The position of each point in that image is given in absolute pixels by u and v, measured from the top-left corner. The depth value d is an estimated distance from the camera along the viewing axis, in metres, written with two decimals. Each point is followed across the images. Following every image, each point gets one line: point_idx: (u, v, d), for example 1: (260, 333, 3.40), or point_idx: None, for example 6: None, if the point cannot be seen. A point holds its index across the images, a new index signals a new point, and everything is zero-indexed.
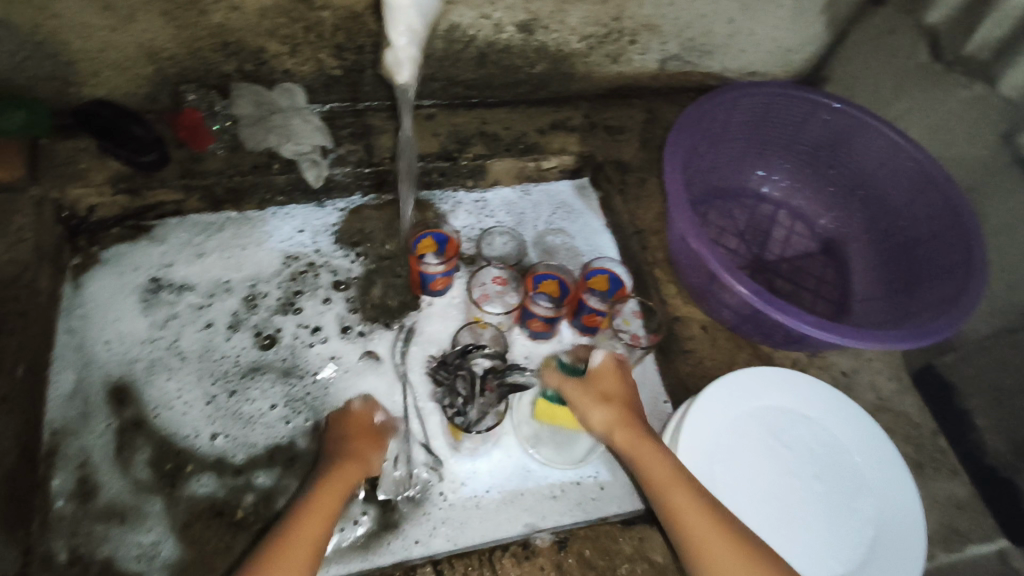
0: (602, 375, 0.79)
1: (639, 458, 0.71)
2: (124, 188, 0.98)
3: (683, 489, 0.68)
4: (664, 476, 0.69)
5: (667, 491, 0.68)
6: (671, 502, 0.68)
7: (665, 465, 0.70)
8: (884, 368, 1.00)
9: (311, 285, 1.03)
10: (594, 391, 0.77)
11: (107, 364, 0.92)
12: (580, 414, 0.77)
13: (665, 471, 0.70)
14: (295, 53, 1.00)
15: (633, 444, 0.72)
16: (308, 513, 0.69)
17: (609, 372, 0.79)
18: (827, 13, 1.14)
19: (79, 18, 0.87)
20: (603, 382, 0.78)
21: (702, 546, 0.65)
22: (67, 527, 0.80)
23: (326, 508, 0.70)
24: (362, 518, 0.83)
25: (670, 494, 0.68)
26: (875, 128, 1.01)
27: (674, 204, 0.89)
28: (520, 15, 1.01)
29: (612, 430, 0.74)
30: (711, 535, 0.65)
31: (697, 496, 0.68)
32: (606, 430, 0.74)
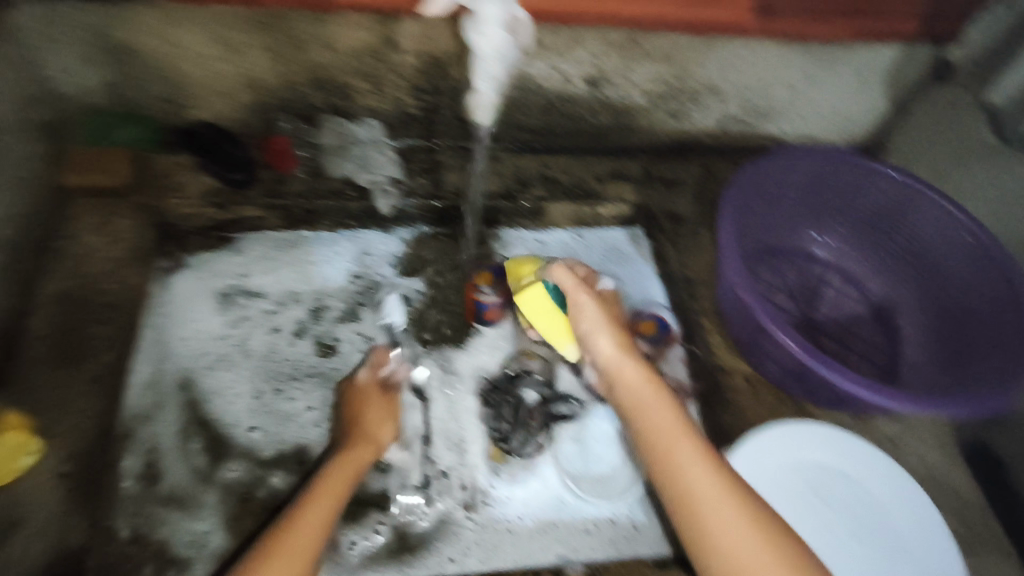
0: (605, 305, 0.79)
1: (642, 404, 0.71)
2: (214, 202, 1.08)
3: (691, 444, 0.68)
4: (670, 427, 0.69)
5: (672, 442, 0.68)
6: (678, 457, 0.67)
7: (671, 415, 0.70)
8: (931, 438, 0.99)
9: (371, 302, 1.10)
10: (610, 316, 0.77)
11: (183, 358, 1.00)
12: (587, 332, 0.76)
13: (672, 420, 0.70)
14: (379, 91, 1.09)
15: (638, 383, 0.72)
16: (325, 483, 0.77)
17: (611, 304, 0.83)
18: (886, 85, 1.18)
19: (197, 49, 0.98)
20: (607, 305, 0.80)
21: (707, 509, 0.64)
22: (131, 506, 0.85)
23: (343, 476, 0.79)
24: (380, 528, 0.87)
25: (677, 449, 0.67)
26: (933, 200, 1.03)
27: (727, 256, 0.92)
28: (589, 70, 1.08)
29: (620, 361, 0.74)
30: (717, 495, 0.64)
31: (702, 450, 0.67)
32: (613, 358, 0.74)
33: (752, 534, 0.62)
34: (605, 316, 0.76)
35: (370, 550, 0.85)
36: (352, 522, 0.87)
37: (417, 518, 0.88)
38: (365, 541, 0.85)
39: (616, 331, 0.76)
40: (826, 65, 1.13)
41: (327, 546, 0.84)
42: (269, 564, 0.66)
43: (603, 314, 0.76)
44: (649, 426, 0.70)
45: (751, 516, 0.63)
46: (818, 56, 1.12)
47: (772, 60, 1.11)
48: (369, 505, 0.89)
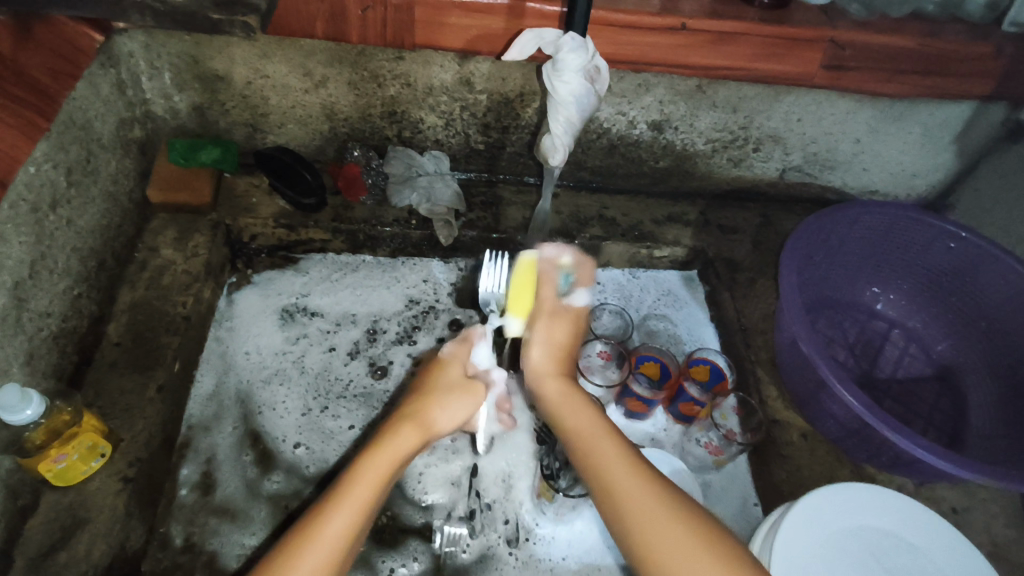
0: (559, 315, 0.82)
1: (569, 408, 0.74)
2: (284, 224, 1.11)
3: (605, 436, 0.69)
4: (587, 424, 0.71)
5: (589, 438, 0.69)
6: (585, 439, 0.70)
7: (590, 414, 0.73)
8: (1000, 513, 0.94)
9: (425, 329, 1.12)
10: (546, 332, 0.81)
11: (242, 370, 1.03)
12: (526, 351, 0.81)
13: (589, 418, 0.72)
14: (449, 126, 1.13)
15: (561, 397, 0.76)
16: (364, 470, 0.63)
17: (565, 317, 0.82)
18: (955, 144, 1.18)
19: (283, 80, 1.05)
20: (559, 320, 0.82)
21: (628, 499, 0.63)
22: (186, 514, 0.87)
23: (380, 469, 0.63)
24: (418, 555, 0.87)
25: (593, 444, 0.69)
26: (1005, 262, 1.00)
27: (789, 309, 0.91)
28: (654, 115, 1.10)
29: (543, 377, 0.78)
30: (632, 480, 0.64)
31: (618, 440, 0.69)
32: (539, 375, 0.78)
33: (671, 518, 0.61)
34: (543, 329, 0.81)
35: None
36: (389, 549, 0.87)
37: (455, 551, 0.88)
38: (402, 567, 0.86)
39: (554, 347, 0.80)
40: (894, 122, 1.14)
41: (366, 571, 0.85)
42: None
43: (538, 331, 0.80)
44: (572, 431, 0.71)
45: (671, 500, 0.62)
46: (886, 112, 1.12)
47: (840, 114, 1.12)
48: (412, 533, 0.89)
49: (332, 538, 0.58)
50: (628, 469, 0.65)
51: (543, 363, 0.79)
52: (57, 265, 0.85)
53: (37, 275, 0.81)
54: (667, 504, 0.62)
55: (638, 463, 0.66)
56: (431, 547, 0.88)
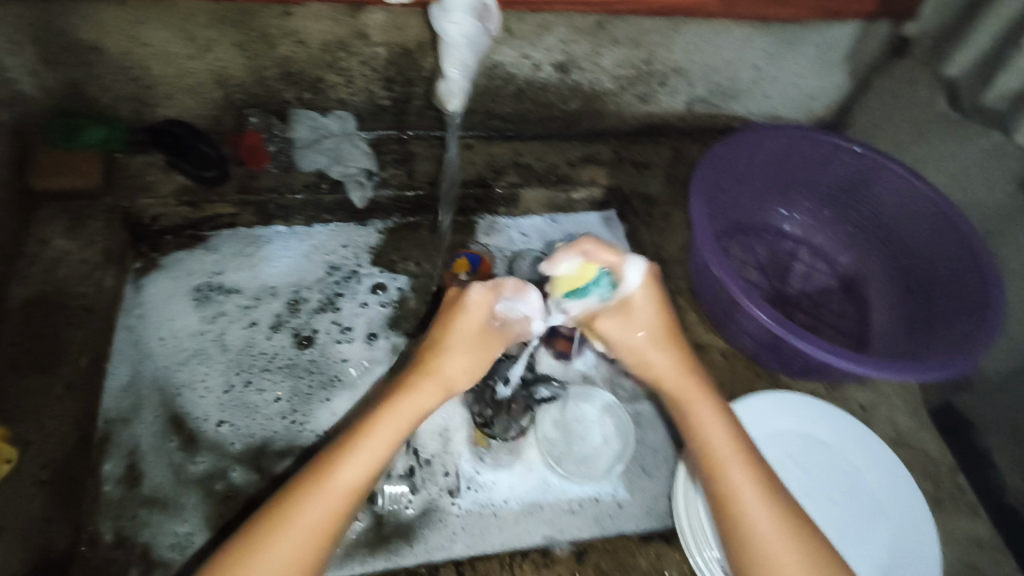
0: (637, 311, 0.76)
1: (689, 410, 0.75)
2: (187, 201, 1.07)
3: (732, 446, 0.73)
4: (718, 437, 0.73)
5: (726, 461, 0.72)
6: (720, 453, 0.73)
7: (718, 422, 0.74)
8: (902, 404, 1.02)
9: (349, 293, 1.10)
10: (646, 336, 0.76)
11: (158, 356, 0.99)
12: (625, 352, 0.77)
13: (720, 430, 0.74)
14: (350, 84, 1.09)
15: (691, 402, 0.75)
16: (377, 429, 0.70)
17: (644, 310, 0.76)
18: (847, 64, 1.22)
19: (163, 46, 0.98)
20: (636, 316, 0.76)
21: (747, 507, 0.69)
22: (114, 510, 0.85)
23: (393, 427, 0.70)
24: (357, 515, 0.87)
25: (722, 456, 0.73)
26: (895, 171, 1.06)
27: (698, 235, 0.94)
28: (558, 56, 1.10)
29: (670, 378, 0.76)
30: (753, 493, 0.70)
31: (752, 465, 0.72)
32: (664, 378, 0.76)
33: (775, 520, 0.69)
34: (635, 329, 0.76)
35: (348, 539, 0.85)
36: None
37: (393, 506, 0.89)
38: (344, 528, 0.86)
39: (657, 349, 0.76)
40: (790, 46, 1.17)
41: None
42: (265, 528, 0.65)
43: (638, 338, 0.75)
44: (692, 430, 0.75)
45: (778, 505, 0.70)
46: (781, 37, 1.15)
47: (738, 42, 1.14)
48: None
49: (345, 484, 0.67)
50: (755, 486, 0.71)
51: (663, 367, 0.76)
52: None
53: None
54: (773, 509, 0.69)
55: (775, 493, 0.71)
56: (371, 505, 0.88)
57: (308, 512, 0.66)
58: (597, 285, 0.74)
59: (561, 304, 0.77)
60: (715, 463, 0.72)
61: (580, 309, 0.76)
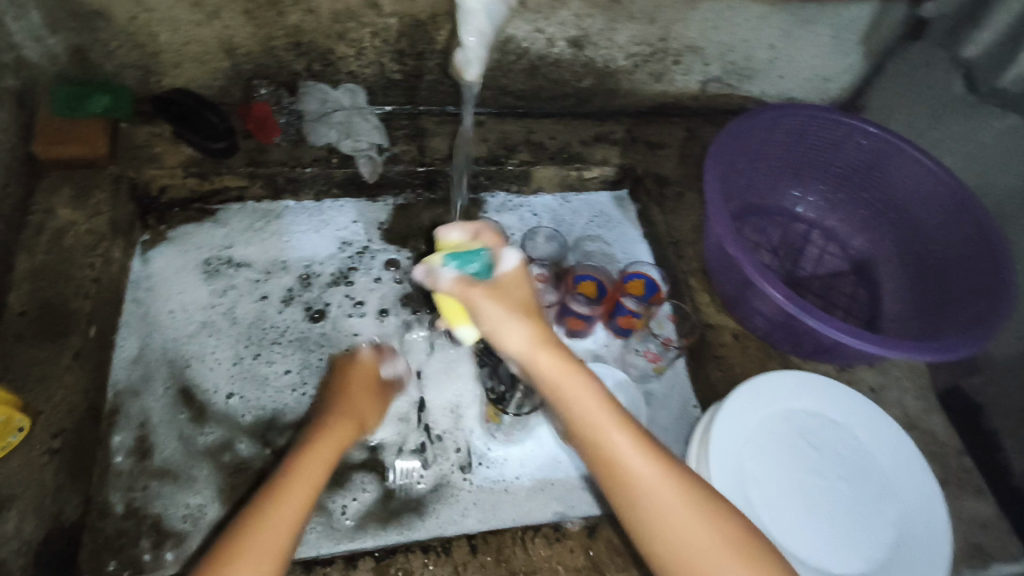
0: (510, 288, 0.67)
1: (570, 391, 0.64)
2: (194, 172, 1.04)
3: (617, 425, 0.64)
4: (605, 420, 0.64)
5: (608, 436, 0.63)
6: (604, 431, 0.63)
7: (597, 399, 0.65)
8: (912, 387, 1.02)
9: (361, 269, 1.09)
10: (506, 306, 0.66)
11: (168, 329, 0.98)
12: (496, 332, 0.65)
13: (603, 413, 0.64)
14: (361, 55, 1.07)
15: (560, 372, 0.64)
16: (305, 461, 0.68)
17: (511, 286, 0.68)
18: (862, 45, 1.21)
19: (171, 13, 0.96)
20: (507, 294, 0.67)
21: (648, 493, 0.62)
22: (125, 481, 0.85)
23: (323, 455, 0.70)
24: (367, 487, 0.88)
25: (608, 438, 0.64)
26: (910, 154, 1.05)
27: (714, 214, 0.94)
28: (572, 31, 1.08)
29: (536, 353, 0.65)
30: (649, 473, 0.62)
31: (638, 436, 0.64)
32: (529, 353, 0.65)
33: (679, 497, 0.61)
34: (506, 305, 0.66)
35: (360, 510, 0.86)
36: (336, 488, 0.87)
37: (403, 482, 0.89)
38: (354, 502, 0.86)
39: (530, 324, 0.66)
40: (806, 25, 1.15)
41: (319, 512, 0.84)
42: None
43: (503, 310, 0.65)
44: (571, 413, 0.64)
45: (675, 478, 0.62)
46: (798, 16, 1.13)
47: (754, 19, 1.13)
48: (365, 468, 0.89)
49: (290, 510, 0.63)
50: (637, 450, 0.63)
51: (523, 343, 0.65)
52: None
53: None
54: (677, 486, 0.62)
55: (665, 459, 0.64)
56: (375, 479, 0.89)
57: (256, 551, 0.59)
58: (480, 261, 0.67)
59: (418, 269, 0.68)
60: (603, 448, 0.63)
61: (450, 278, 0.65)
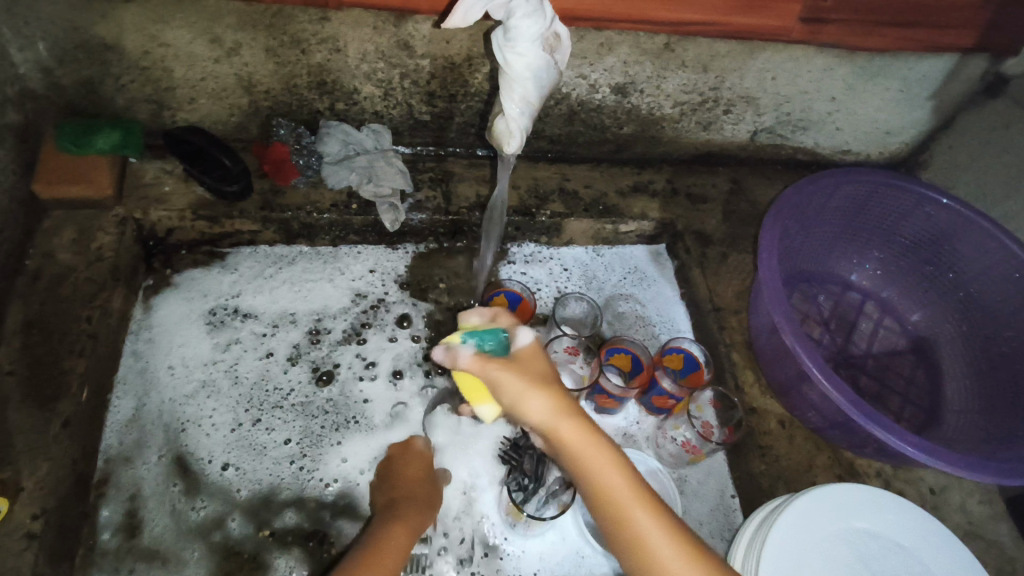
0: (528, 359, 0.62)
1: (590, 466, 0.57)
2: (204, 216, 0.97)
3: (640, 500, 0.57)
4: (629, 496, 0.57)
5: (633, 518, 0.56)
6: (628, 513, 0.56)
7: (620, 473, 0.57)
8: (976, 490, 0.92)
9: (375, 325, 1.02)
10: (527, 375, 0.60)
11: (166, 388, 0.91)
12: (513, 402, 0.59)
13: (626, 486, 0.57)
14: (388, 96, 1.00)
15: (582, 445, 0.57)
16: (391, 536, 0.72)
17: (533, 357, 0.62)
18: (932, 100, 1.11)
19: (187, 48, 0.89)
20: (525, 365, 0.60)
21: None
22: (111, 562, 0.78)
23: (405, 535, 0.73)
24: None
25: (629, 516, 0.56)
26: (987, 231, 0.95)
27: (770, 295, 0.84)
28: (618, 78, 0.99)
29: (557, 424, 0.58)
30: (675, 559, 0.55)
31: (666, 520, 0.56)
32: (549, 425, 0.58)
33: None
34: (524, 376, 0.59)
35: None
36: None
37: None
38: None
39: (549, 394, 0.59)
40: (873, 77, 1.05)
41: None
42: None
43: (523, 378, 0.59)
44: (589, 488, 0.58)
45: (704, 565, 0.55)
46: (865, 68, 1.03)
47: (817, 71, 1.03)
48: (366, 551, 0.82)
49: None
50: (666, 535, 0.56)
51: (540, 414, 0.58)
52: None
53: None
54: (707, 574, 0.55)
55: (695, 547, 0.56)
56: None
57: None
58: (494, 342, 0.63)
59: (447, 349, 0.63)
60: (628, 529, 0.56)
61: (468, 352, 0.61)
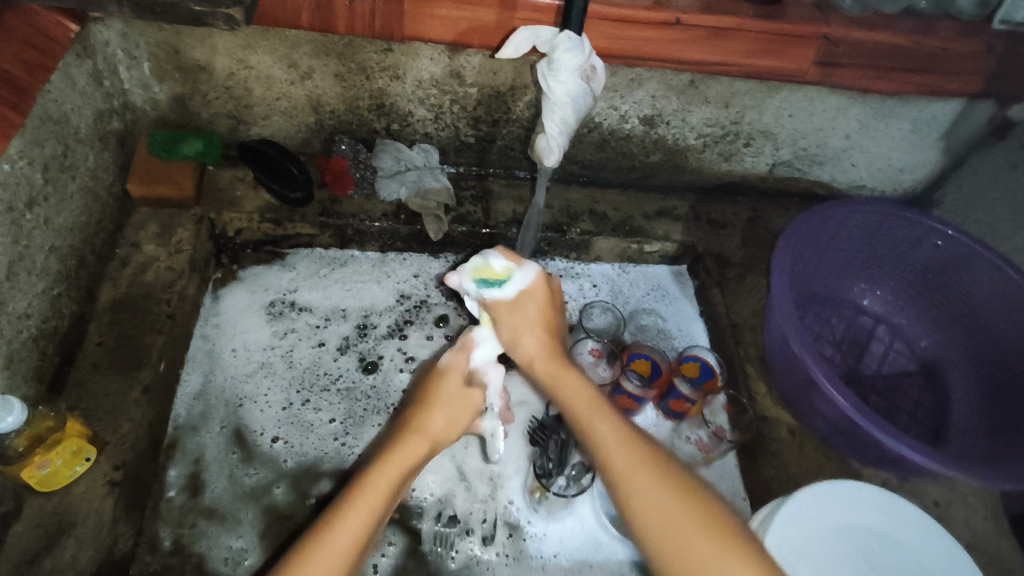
0: (529, 300, 0.76)
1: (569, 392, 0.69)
2: (270, 218, 1.09)
3: (600, 412, 0.67)
4: (590, 407, 0.67)
5: (595, 424, 0.66)
6: (589, 421, 0.66)
7: (584, 391, 0.69)
8: (980, 506, 0.96)
9: (417, 323, 1.11)
10: (518, 313, 0.75)
11: (229, 367, 1.01)
12: (509, 338, 0.76)
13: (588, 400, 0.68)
14: (438, 119, 1.11)
15: (557, 373, 0.71)
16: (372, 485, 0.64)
17: (534, 298, 0.76)
18: (942, 141, 1.19)
19: (268, 71, 1.02)
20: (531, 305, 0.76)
21: (632, 480, 0.61)
22: (175, 516, 0.87)
23: (389, 482, 0.65)
24: (392, 540, 0.88)
25: (598, 429, 0.65)
26: (990, 261, 1.02)
27: (780, 307, 0.92)
28: (646, 110, 1.10)
29: (539, 359, 0.73)
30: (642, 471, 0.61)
31: (623, 428, 0.65)
32: (532, 358, 0.74)
33: (674, 496, 0.59)
34: (519, 317, 0.75)
35: (388, 568, 0.86)
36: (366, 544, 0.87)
37: (422, 549, 0.88)
38: (382, 558, 0.87)
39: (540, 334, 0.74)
40: (885, 118, 1.14)
41: None
42: None
43: (513, 319, 0.75)
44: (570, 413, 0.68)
45: (669, 475, 0.61)
46: (876, 109, 1.12)
47: (831, 110, 1.12)
48: (396, 522, 0.90)
49: (347, 535, 0.60)
50: (622, 439, 0.64)
51: (528, 348, 0.74)
52: (36, 265, 0.83)
53: (15, 276, 0.79)
54: (675, 488, 0.59)
55: (651, 452, 0.63)
56: (392, 536, 0.89)
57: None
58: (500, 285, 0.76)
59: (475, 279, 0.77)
60: (591, 434, 0.65)
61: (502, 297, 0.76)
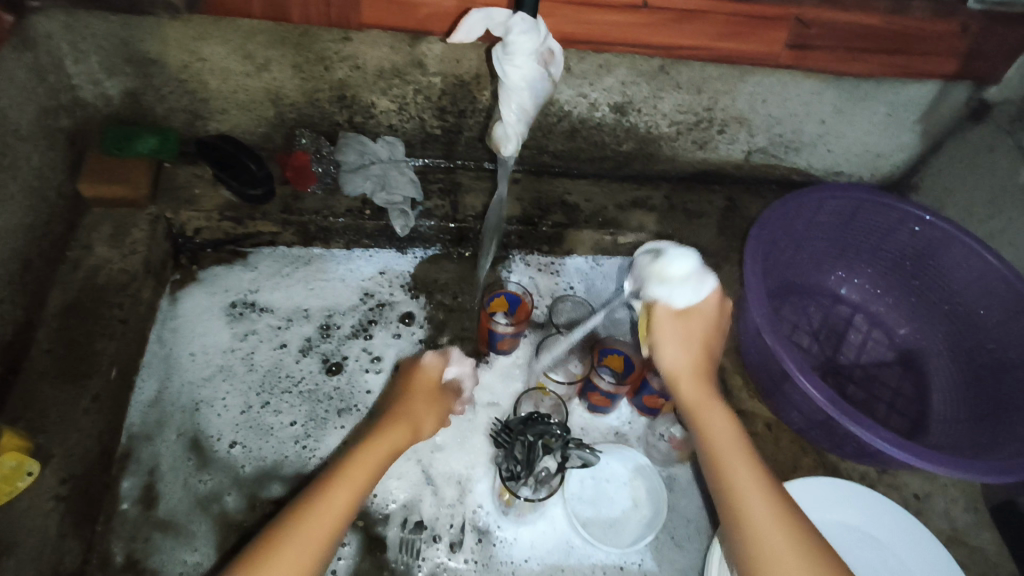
0: (694, 316, 0.67)
1: (711, 421, 0.66)
2: (230, 217, 1.05)
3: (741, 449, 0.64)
4: (730, 444, 0.64)
5: (733, 464, 0.63)
6: (723, 457, 0.64)
7: (728, 424, 0.65)
8: (960, 497, 0.94)
9: (382, 322, 1.08)
10: (682, 328, 0.67)
11: (187, 372, 0.98)
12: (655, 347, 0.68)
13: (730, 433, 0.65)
14: (402, 110, 1.08)
15: (699, 398, 0.66)
16: (357, 458, 0.67)
17: (701, 315, 0.68)
18: (919, 124, 1.16)
19: (222, 64, 0.98)
20: (701, 318, 0.67)
21: (762, 525, 0.60)
22: (128, 530, 0.84)
23: (372, 460, 0.67)
24: (348, 542, 0.86)
25: (739, 471, 0.63)
26: (966, 245, 0.99)
27: (753, 299, 0.89)
28: (616, 97, 1.06)
29: (685, 378, 0.67)
30: (777, 528, 0.60)
31: (760, 471, 0.63)
32: (674, 372, 0.67)
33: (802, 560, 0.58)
34: (683, 331, 0.67)
35: (345, 572, 0.84)
36: None
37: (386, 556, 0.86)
38: (340, 561, 0.84)
39: (698, 347, 0.67)
40: (860, 102, 1.11)
41: None
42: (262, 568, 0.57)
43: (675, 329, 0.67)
44: (712, 451, 0.65)
45: (798, 530, 0.60)
46: (851, 92, 1.10)
47: (805, 94, 1.09)
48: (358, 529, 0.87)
49: (332, 512, 0.62)
50: (760, 483, 0.63)
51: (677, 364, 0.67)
52: None
53: None
54: (805, 546, 0.59)
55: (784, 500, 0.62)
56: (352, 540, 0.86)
57: (289, 550, 0.59)
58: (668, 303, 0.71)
59: (690, 254, 0.68)
60: (728, 474, 0.63)
61: (662, 303, 0.67)
